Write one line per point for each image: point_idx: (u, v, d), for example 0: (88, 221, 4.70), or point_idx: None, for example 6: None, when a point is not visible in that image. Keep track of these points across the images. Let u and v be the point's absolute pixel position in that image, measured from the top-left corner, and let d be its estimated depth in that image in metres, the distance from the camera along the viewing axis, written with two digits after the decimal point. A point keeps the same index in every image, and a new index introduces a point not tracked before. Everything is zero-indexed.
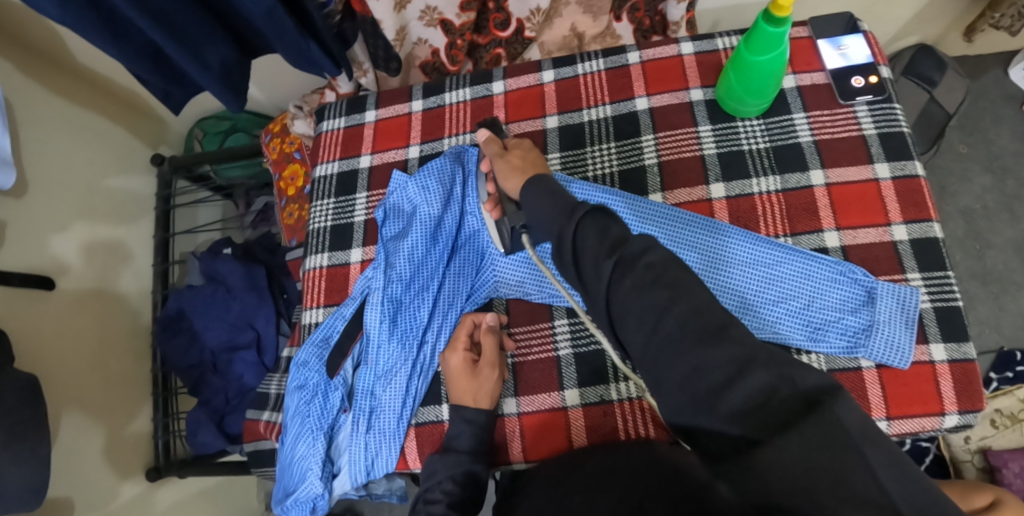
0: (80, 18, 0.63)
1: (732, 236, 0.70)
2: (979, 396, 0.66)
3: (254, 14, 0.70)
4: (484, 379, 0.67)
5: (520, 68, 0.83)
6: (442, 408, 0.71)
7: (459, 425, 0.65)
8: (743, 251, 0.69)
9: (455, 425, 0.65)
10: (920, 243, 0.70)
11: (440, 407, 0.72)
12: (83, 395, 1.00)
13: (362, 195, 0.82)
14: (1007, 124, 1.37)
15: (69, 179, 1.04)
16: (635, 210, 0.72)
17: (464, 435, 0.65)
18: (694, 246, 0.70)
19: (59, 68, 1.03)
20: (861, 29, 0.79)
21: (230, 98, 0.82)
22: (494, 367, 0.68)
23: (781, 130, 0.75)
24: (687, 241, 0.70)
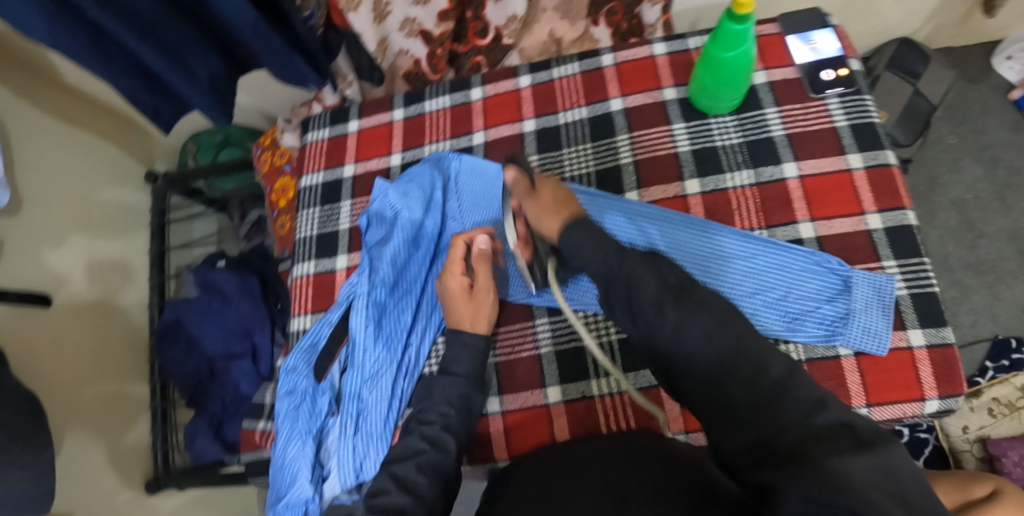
0: (69, 36, 0.65)
1: (711, 231, 0.71)
2: (960, 380, 0.67)
3: (238, 27, 0.73)
4: (480, 302, 0.71)
5: (498, 74, 0.85)
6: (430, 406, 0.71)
7: (457, 349, 0.68)
8: (721, 246, 0.71)
9: (453, 348, 0.68)
10: (895, 231, 0.71)
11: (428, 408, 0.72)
12: (82, 406, 1.02)
13: (347, 202, 0.84)
14: (993, 114, 1.38)
15: (64, 195, 1.06)
16: (614, 210, 0.73)
17: (461, 355, 0.68)
18: (674, 243, 0.71)
19: (52, 88, 1.06)
20: (831, 24, 0.81)
21: (216, 109, 0.84)
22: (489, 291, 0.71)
23: (755, 125, 0.76)
24: (666, 239, 0.71)
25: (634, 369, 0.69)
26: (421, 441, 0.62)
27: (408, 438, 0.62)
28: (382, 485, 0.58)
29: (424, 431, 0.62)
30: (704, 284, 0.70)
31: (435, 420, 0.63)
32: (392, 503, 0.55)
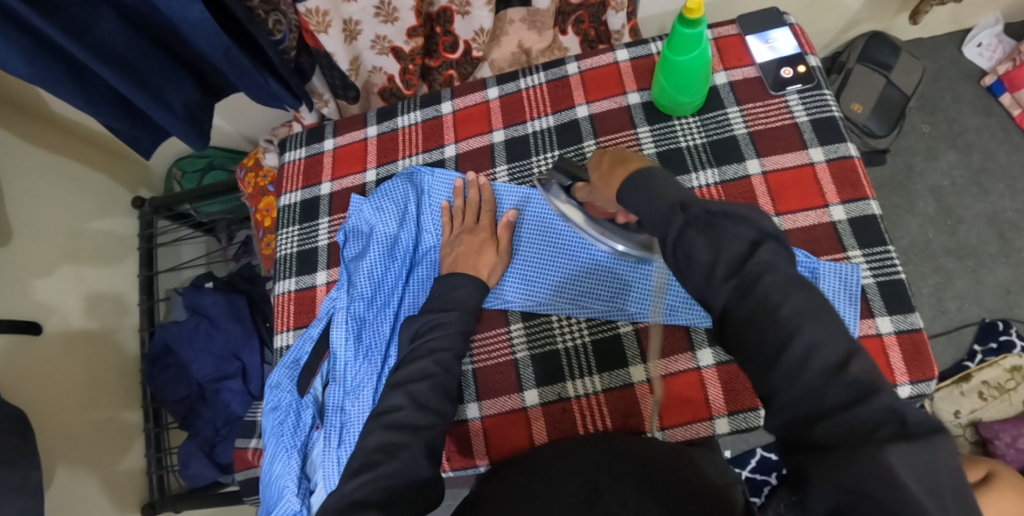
0: (46, 74, 0.66)
1: None
2: (930, 365, 0.68)
3: (211, 54, 0.74)
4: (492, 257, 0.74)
5: (466, 87, 0.87)
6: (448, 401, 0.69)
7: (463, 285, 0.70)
8: None
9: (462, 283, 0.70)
10: (858, 221, 0.72)
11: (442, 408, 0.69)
12: (73, 435, 1.02)
13: (324, 219, 0.85)
14: (966, 101, 1.40)
15: (50, 226, 1.07)
16: None
17: (467, 289, 0.69)
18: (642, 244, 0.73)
19: (35, 121, 1.07)
20: (787, 22, 0.83)
21: (192, 137, 0.86)
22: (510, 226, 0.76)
23: (717, 125, 0.78)
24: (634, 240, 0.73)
25: (608, 369, 0.71)
26: (433, 365, 0.64)
27: (418, 361, 0.64)
28: (394, 401, 0.61)
29: (435, 355, 0.64)
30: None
31: (447, 347, 0.65)
32: (401, 418, 0.60)
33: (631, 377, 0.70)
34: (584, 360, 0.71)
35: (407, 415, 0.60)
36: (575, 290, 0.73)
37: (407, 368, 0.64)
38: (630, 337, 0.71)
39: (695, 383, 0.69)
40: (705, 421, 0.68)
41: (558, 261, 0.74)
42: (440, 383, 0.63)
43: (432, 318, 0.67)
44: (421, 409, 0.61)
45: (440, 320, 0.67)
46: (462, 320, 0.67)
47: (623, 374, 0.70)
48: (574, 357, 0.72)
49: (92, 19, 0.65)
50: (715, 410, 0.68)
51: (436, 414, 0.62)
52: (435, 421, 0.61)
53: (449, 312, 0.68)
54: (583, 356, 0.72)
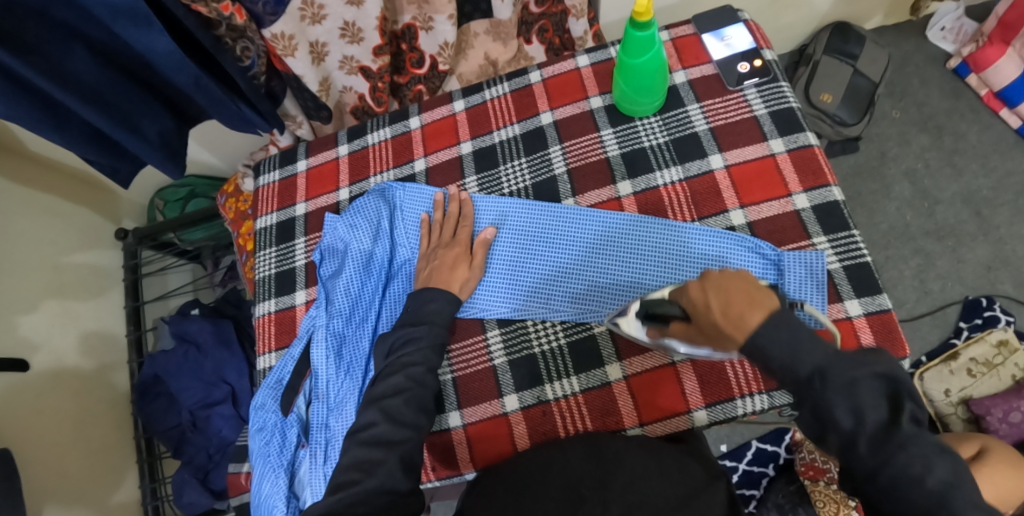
0: (22, 112, 0.68)
1: (656, 225, 0.74)
2: (901, 344, 0.69)
3: (182, 85, 0.75)
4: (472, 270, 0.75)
5: (433, 102, 0.89)
6: (450, 416, 0.73)
7: (439, 303, 0.70)
8: (670, 237, 0.73)
9: (437, 300, 0.71)
10: (822, 207, 0.74)
11: (446, 416, 0.74)
12: (65, 471, 1.03)
13: (301, 239, 0.86)
14: (933, 83, 1.43)
15: (34, 262, 1.08)
16: (558, 215, 0.76)
17: (440, 302, 0.70)
18: (618, 241, 0.74)
19: (15, 159, 1.09)
20: (741, 19, 0.85)
21: (171, 165, 0.87)
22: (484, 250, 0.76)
23: (678, 123, 0.80)
24: (609, 239, 0.74)
25: (586, 369, 0.72)
26: (405, 380, 0.65)
27: (392, 377, 0.65)
28: (370, 418, 0.63)
29: (407, 370, 0.65)
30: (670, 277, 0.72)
31: (420, 361, 0.66)
32: (378, 434, 0.61)
33: (608, 376, 0.71)
34: (562, 362, 0.72)
35: (382, 431, 0.61)
36: (549, 291, 0.74)
37: (383, 382, 0.66)
38: (605, 336, 0.72)
39: (671, 378, 0.70)
40: (684, 415, 0.69)
41: (534, 264, 0.75)
42: (415, 396, 0.64)
43: (406, 332, 0.68)
44: (397, 422, 0.62)
45: (413, 334, 0.68)
46: (434, 333, 0.68)
47: (601, 373, 0.71)
48: (552, 360, 0.73)
49: (63, 57, 0.67)
50: (692, 404, 0.69)
51: (414, 427, 0.63)
52: (412, 433, 0.62)
53: (422, 325, 0.69)
54: (560, 359, 0.73)
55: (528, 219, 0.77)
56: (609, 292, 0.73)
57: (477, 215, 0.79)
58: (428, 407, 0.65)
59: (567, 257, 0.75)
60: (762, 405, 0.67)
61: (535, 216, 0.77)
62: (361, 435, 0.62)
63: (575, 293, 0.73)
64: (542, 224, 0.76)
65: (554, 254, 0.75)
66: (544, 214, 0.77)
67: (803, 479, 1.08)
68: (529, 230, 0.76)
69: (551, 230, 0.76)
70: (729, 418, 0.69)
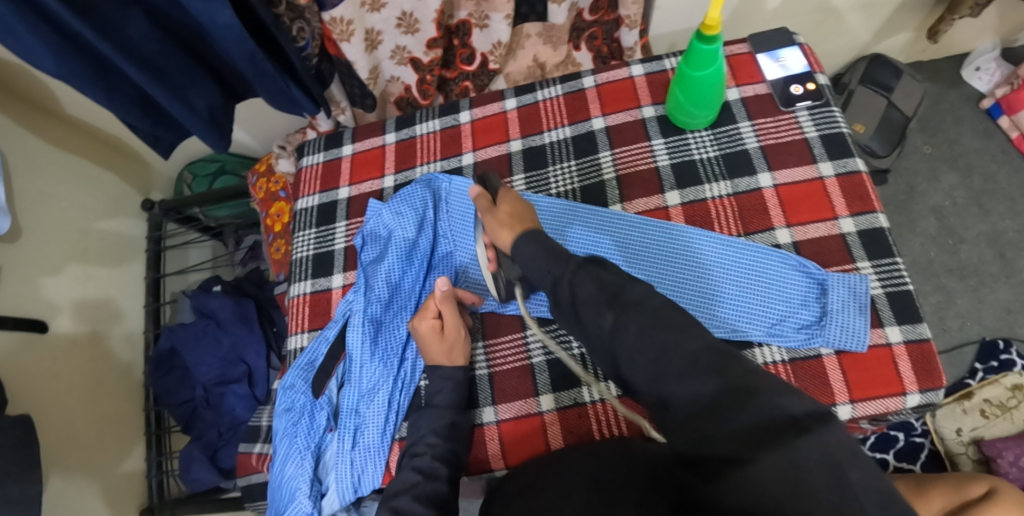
0: (79, 73, 0.68)
1: (708, 238, 0.74)
2: (939, 374, 0.69)
3: (236, 60, 0.76)
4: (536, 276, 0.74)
5: (485, 98, 0.89)
6: (487, 410, 0.74)
7: None
8: (723, 252, 0.73)
9: None
10: (867, 233, 0.74)
11: (484, 410, 0.74)
12: (75, 435, 1.03)
13: (342, 223, 0.87)
14: (966, 122, 1.43)
15: (63, 225, 1.09)
16: (608, 219, 0.77)
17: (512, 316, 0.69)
18: (669, 249, 0.74)
19: (53, 121, 1.10)
20: (797, 42, 0.85)
21: (215, 139, 0.88)
22: (458, 327, 0.73)
23: (729, 138, 0.80)
24: (659, 247, 0.75)
25: None
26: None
27: None
28: None
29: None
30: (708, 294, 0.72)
31: None
32: None
33: None
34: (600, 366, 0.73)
35: None
36: None
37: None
38: None
39: None
40: None
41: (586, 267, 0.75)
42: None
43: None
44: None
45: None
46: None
47: None
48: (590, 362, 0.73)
49: (122, 20, 0.67)
50: None
51: None
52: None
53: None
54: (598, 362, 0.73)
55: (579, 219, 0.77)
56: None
57: None
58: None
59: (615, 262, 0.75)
60: None
61: (585, 218, 0.77)
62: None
63: None
64: (592, 225, 0.77)
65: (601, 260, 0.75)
66: (595, 218, 0.77)
67: None
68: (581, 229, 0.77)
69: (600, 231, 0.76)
70: None
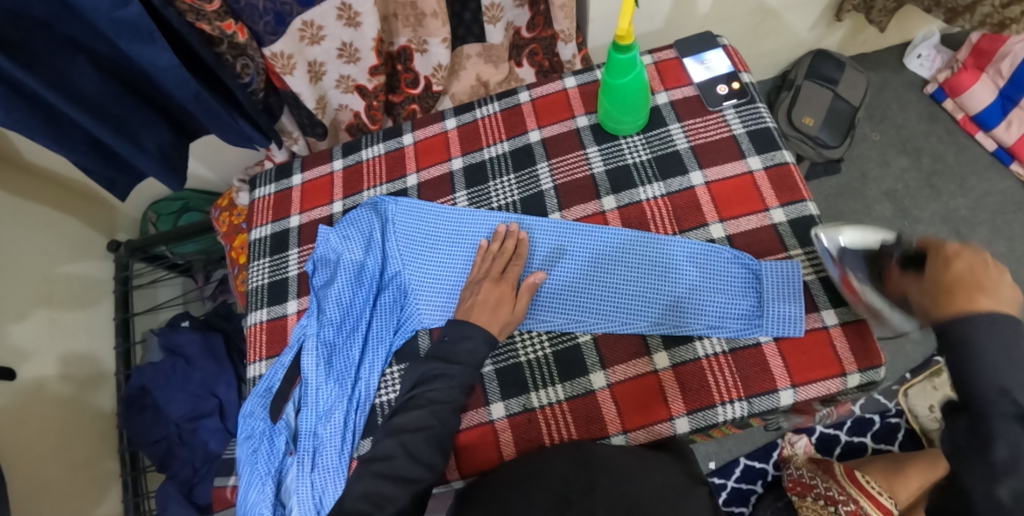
0: (26, 123, 0.70)
1: (657, 240, 0.76)
2: (876, 353, 0.70)
3: (183, 99, 0.78)
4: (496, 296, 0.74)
5: (426, 120, 0.92)
6: None
7: (457, 338, 0.71)
8: (677, 251, 0.75)
9: (458, 333, 0.71)
10: (797, 221, 0.77)
11: None
12: (47, 482, 1.02)
13: (294, 250, 0.89)
14: (911, 107, 1.48)
15: (27, 271, 1.10)
16: (560, 229, 0.79)
17: (475, 341, 0.70)
18: (625, 254, 0.76)
19: (13, 169, 1.11)
20: (720, 44, 0.89)
21: (168, 177, 0.90)
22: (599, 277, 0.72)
23: (660, 141, 0.83)
24: (616, 253, 0.77)
25: (570, 378, 0.74)
26: (430, 416, 0.66)
27: (416, 411, 0.67)
28: (389, 449, 0.65)
29: (432, 406, 0.67)
30: (649, 294, 0.75)
31: (446, 399, 0.67)
32: (395, 468, 0.63)
33: (592, 384, 0.73)
34: (547, 370, 0.74)
35: (398, 465, 0.63)
36: (565, 303, 0.76)
37: (403, 415, 0.67)
38: (589, 346, 0.74)
39: (654, 386, 0.72)
40: (666, 421, 0.71)
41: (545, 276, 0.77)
42: (435, 434, 0.66)
43: (435, 367, 0.70)
44: (415, 459, 0.64)
45: (444, 370, 0.69)
46: (466, 373, 0.69)
47: (585, 382, 0.73)
48: (538, 368, 0.75)
49: (66, 68, 0.69)
50: (674, 410, 0.71)
51: (430, 466, 0.64)
52: (427, 473, 0.64)
53: (454, 364, 0.69)
54: (545, 367, 0.75)
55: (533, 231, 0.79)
56: (596, 305, 0.75)
57: (468, 229, 0.81)
58: (446, 446, 0.66)
59: (574, 270, 0.77)
60: (740, 412, 0.70)
61: (534, 230, 0.79)
62: (376, 464, 0.64)
63: (585, 308, 0.75)
64: (548, 239, 0.79)
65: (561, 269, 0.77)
66: (542, 232, 0.79)
67: (790, 495, 1.10)
68: (538, 241, 0.79)
69: (556, 243, 0.78)
70: (710, 425, 0.70)
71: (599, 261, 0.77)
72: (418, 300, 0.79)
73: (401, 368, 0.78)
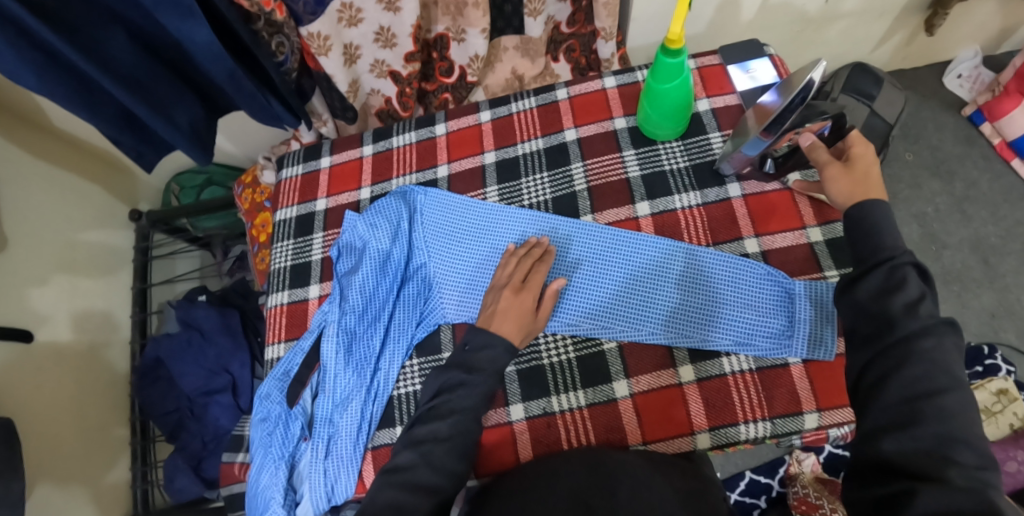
0: (60, 91, 0.69)
1: (688, 250, 0.75)
2: None
3: (217, 76, 0.77)
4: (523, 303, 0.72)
5: (461, 111, 0.90)
6: None
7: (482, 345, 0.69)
8: (707, 264, 0.74)
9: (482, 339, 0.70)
10: (835, 242, 0.74)
11: None
12: (59, 448, 1.02)
13: (319, 234, 0.88)
14: (947, 128, 1.45)
15: (49, 236, 1.10)
16: (588, 232, 0.77)
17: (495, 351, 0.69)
18: (653, 262, 0.75)
19: (38, 134, 1.11)
20: (767, 53, 0.87)
21: (197, 154, 0.89)
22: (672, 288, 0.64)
23: (699, 149, 0.81)
24: (644, 260, 0.75)
25: (593, 384, 0.73)
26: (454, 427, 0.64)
27: (436, 422, 0.65)
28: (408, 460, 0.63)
29: (454, 416, 0.65)
30: (676, 305, 0.73)
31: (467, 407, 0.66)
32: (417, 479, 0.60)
33: (615, 392, 0.72)
34: (570, 375, 0.74)
35: (420, 476, 0.61)
36: (587, 307, 0.75)
37: (423, 425, 0.66)
38: (614, 354, 0.73)
39: (678, 399, 0.71)
40: (688, 436, 0.69)
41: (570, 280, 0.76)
42: (458, 445, 0.64)
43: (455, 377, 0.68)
44: (436, 469, 0.61)
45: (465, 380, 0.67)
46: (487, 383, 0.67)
47: (607, 389, 0.72)
48: (560, 372, 0.74)
49: (102, 38, 0.68)
50: (696, 426, 0.70)
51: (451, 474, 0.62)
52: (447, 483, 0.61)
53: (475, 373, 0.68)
54: (568, 371, 0.74)
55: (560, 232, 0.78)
56: (620, 311, 0.74)
57: (496, 224, 0.80)
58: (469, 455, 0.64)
59: (599, 275, 0.76)
60: (764, 432, 0.68)
61: (560, 230, 0.78)
62: (394, 476, 0.61)
63: (608, 314, 0.74)
64: (575, 241, 0.77)
65: (587, 273, 0.76)
66: (571, 233, 0.78)
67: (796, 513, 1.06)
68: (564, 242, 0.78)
69: (582, 246, 0.77)
70: (731, 443, 0.69)
71: (626, 267, 0.75)
72: (442, 294, 0.79)
73: (420, 361, 0.77)
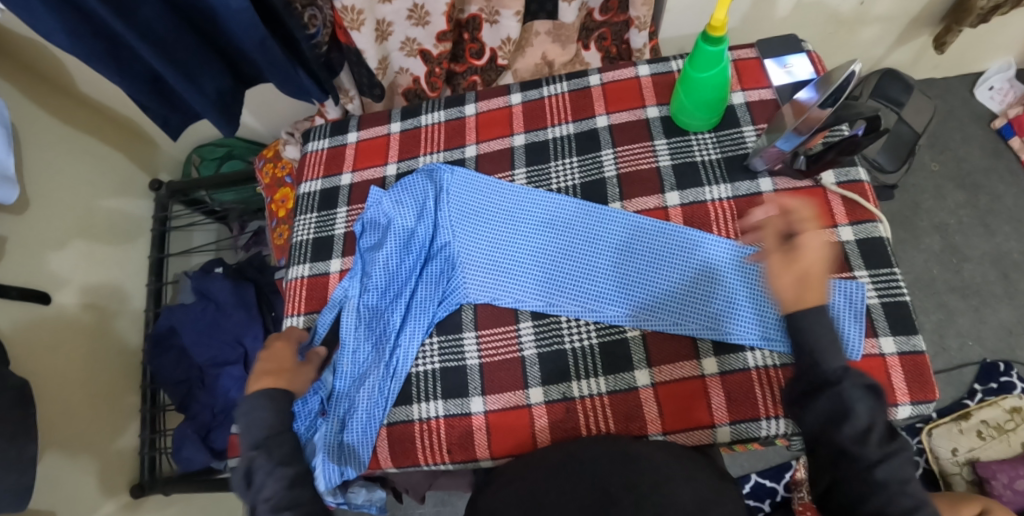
0: (88, 49, 0.69)
1: (710, 243, 0.74)
2: (932, 387, 0.68)
3: (248, 46, 0.76)
4: None
5: (491, 92, 0.90)
6: (472, 402, 0.73)
7: None
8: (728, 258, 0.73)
9: None
10: (866, 242, 0.74)
11: (467, 401, 0.74)
12: (71, 411, 1.03)
13: (343, 208, 0.88)
14: (975, 140, 1.42)
15: (69, 201, 1.10)
16: (608, 221, 0.77)
17: None
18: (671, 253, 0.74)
19: (65, 98, 1.12)
20: (805, 49, 0.85)
21: (223, 123, 0.89)
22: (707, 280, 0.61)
23: (732, 142, 0.80)
24: (663, 251, 0.75)
25: (614, 372, 0.72)
26: None
27: None
28: None
29: None
30: (699, 297, 0.72)
31: None
32: None
33: (636, 381, 0.71)
34: (590, 361, 0.73)
35: None
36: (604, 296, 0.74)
37: None
38: (637, 342, 0.73)
39: (699, 391, 0.70)
40: (707, 429, 0.69)
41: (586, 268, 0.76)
42: None
43: None
44: None
45: None
46: None
47: (628, 378, 0.72)
48: (581, 358, 0.73)
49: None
50: (717, 419, 0.68)
51: None
52: None
53: None
54: (589, 358, 0.73)
55: (579, 219, 0.78)
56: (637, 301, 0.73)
57: (521, 207, 0.79)
58: None
59: (618, 264, 0.75)
60: (785, 429, 0.67)
61: (579, 218, 0.78)
62: None
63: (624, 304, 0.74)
64: (594, 229, 0.77)
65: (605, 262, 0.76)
66: (596, 220, 0.77)
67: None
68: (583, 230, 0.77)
69: (601, 235, 0.77)
70: (751, 437, 0.68)
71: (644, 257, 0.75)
72: (465, 273, 0.77)
73: (440, 340, 0.77)
